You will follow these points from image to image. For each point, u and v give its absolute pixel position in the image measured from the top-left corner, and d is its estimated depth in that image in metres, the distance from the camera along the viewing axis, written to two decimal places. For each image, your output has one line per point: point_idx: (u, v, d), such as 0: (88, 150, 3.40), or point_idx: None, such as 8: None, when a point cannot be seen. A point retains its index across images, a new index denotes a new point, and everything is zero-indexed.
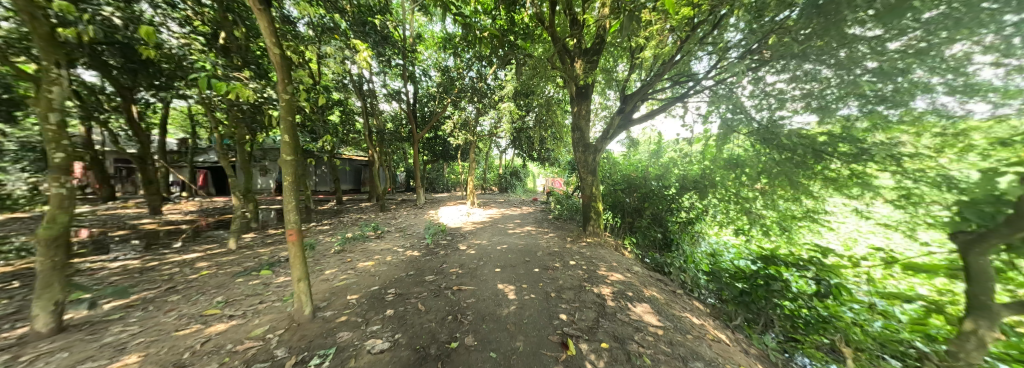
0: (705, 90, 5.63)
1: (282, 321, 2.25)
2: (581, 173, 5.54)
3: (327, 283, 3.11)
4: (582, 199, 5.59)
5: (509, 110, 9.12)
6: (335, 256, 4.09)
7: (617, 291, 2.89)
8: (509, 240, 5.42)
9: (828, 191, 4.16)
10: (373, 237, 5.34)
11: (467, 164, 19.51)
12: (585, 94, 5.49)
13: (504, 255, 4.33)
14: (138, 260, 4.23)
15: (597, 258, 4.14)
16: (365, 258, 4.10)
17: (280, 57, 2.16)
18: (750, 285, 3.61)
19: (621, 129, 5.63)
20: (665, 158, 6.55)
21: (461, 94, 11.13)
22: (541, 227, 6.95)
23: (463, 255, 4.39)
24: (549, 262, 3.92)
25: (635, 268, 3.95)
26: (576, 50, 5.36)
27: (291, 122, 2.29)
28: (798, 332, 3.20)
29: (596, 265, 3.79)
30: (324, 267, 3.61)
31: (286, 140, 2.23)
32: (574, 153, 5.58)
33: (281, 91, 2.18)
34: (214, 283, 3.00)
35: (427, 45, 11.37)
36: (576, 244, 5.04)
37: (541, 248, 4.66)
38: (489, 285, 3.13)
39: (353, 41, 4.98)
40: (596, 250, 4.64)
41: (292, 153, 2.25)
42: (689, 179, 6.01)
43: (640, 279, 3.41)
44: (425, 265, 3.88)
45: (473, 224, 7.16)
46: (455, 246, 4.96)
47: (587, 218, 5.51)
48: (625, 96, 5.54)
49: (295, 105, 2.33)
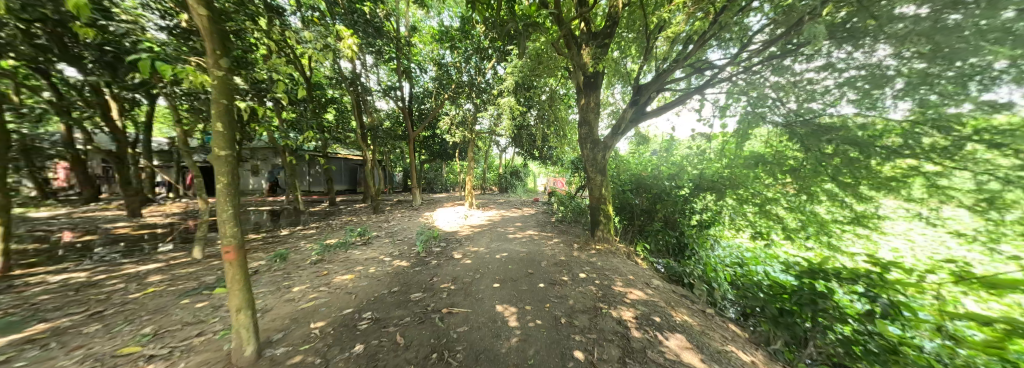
0: (725, 81, 5.14)
1: (212, 366, 1.72)
2: (589, 172, 5.01)
3: (291, 305, 2.59)
4: (590, 201, 5.07)
5: (509, 105, 8.26)
6: (310, 267, 3.57)
7: (641, 315, 2.38)
8: (509, 247, 4.89)
9: (876, 193, 3.62)
10: (359, 243, 4.83)
11: (466, 164, 19.00)
12: (594, 84, 4.93)
13: (503, 266, 3.81)
14: (86, 272, 3.71)
15: (610, 270, 3.62)
16: (344, 270, 3.57)
17: (206, 18, 1.59)
18: (791, 302, 3.05)
19: (633, 123, 5.09)
20: (676, 156, 6.07)
21: (459, 90, 10.59)
22: (543, 231, 6.42)
23: (457, 266, 3.86)
24: (555, 275, 3.40)
25: (656, 282, 3.43)
26: (584, 35, 4.83)
27: (227, 107, 1.74)
28: (852, 359, 2.66)
29: (610, 278, 3.27)
30: (295, 282, 3.10)
31: (220, 131, 1.70)
32: (581, 150, 5.06)
33: (211, 66, 1.64)
34: (154, 305, 2.48)
35: (423, 38, 10.83)
36: (584, 252, 4.49)
37: (545, 258, 4.14)
38: (485, 307, 2.61)
39: (337, 26, 4.48)
40: (607, 260, 4.13)
41: (227, 147, 1.72)
42: (707, 178, 5.47)
43: (663, 297, 2.90)
44: (413, 278, 3.37)
45: (470, 228, 6.63)
46: (449, 254, 4.44)
47: (596, 222, 4.99)
48: (639, 86, 4.97)
49: (231, 85, 1.77)
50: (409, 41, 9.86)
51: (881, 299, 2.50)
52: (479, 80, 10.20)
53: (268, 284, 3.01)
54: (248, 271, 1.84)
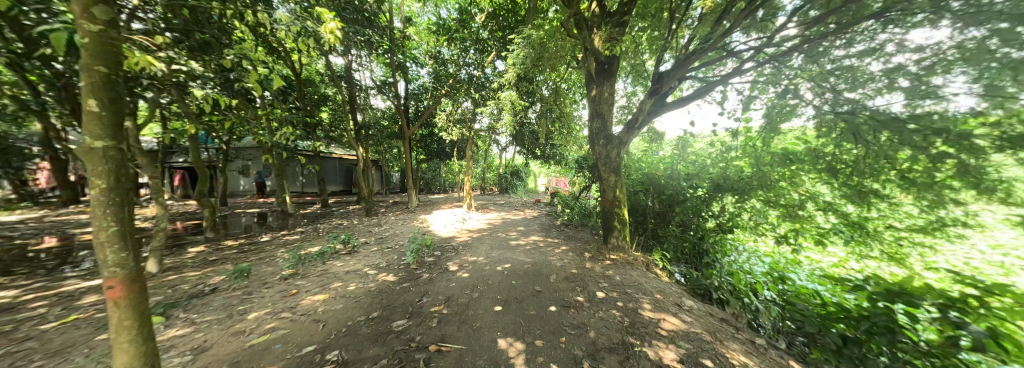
0: (752, 70, 4.60)
1: None
2: (602, 171, 4.48)
3: (236, 341, 2.03)
4: (602, 203, 4.54)
5: (511, 99, 7.54)
6: (277, 285, 3.02)
7: (688, 359, 1.83)
8: (511, 256, 4.34)
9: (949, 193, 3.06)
10: (343, 253, 4.29)
11: (464, 164, 18.43)
12: (607, 71, 4.33)
13: (505, 281, 3.27)
14: (13, 291, 3.15)
15: (633, 287, 3.07)
16: (317, 288, 3.01)
17: None
18: (854, 328, 2.46)
19: (652, 116, 4.52)
20: (692, 153, 5.52)
21: (457, 86, 9.93)
22: (548, 236, 5.90)
23: (452, 281, 3.31)
24: (567, 295, 2.86)
25: (688, 302, 2.89)
26: (597, 17, 4.25)
27: (107, 80, 1.18)
28: None
29: (635, 299, 2.72)
30: (253, 306, 2.53)
31: (96, 113, 1.15)
32: (592, 147, 4.52)
33: (76, 14, 1.09)
34: (55, 345, 1.91)
35: (418, 31, 10.14)
36: (598, 263, 3.94)
37: (554, 270, 3.60)
38: (484, 342, 2.06)
39: (316, 7, 3.94)
40: (624, 273, 3.59)
41: (107, 136, 1.17)
42: (725, 179, 4.94)
43: (704, 326, 2.34)
44: (398, 299, 2.81)
45: (468, 233, 6.04)
46: (443, 266, 3.90)
47: (608, 228, 4.44)
48: (659, 74, 4.34)
49: (110, 48, 1.20)
50: (403, 34, 9.20)
51: (972, 327, 1.95)
52: (479, 75, 9.65)
53: (218, 309, 2.44)
54: (148, 311, 1.29)
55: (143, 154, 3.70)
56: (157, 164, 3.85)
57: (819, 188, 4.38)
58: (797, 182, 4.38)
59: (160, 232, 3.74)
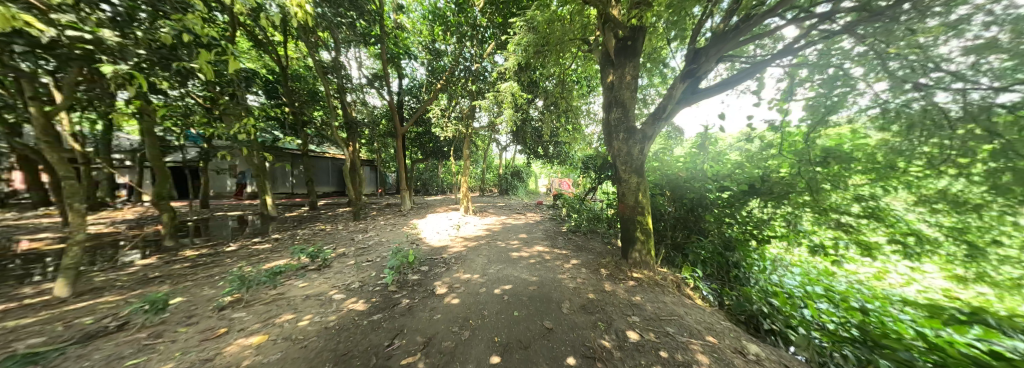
0: (798, 51, 3.88)
1: None
2: (621, 171, 3.77)
3: None
4: (621, 207, 3.82)
5: (511, 90, 6.85)
6: (207, 322, 2.28)
7: None
8: (513, 272, 3.61)
9: None
10: (310, 270, 3.59)
11: (462, 164, 17.68)
12: (630, 49, 3.62)
13: (505, 312, 2.54)
14: None
15: (674, 323, 2.34)
16: (258, 324, 2.28)
17: None
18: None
19: (682, 103, 3.79)
20: (717, 150, 4.78)
21: (454, 80, 9.24)
22: (553, 245, 5.19)
23: (436, 312, 2.57)
24: (588, 336, 2.13)
25: (751, 347, 2.16)
26: None
27: None
28: None
29: (686, 347, 1.98)
30: (149, 360, 1.79)
31: None
32: (610, 141, 3.81)
33: None
34: None
35: (413, 22, 9.50)
36: (619, 284, 3.23)
37: (567, 295, 2.87)
38: None
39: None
40: (654, 298, 2.87)
41: None
42: (763, 180, 4.16)
43: None
44: (361, 342, 2.08)
45: (463, 242, 5.31)
46: (428, 286, 3.19)
47: (628, 238, 3.72)
48: (693, 53, 3.62)
49: None
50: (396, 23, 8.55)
51: None
52: (477, 68, 8.93)
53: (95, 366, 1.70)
54: None
55: (54, 152, 2.94)
56: (70, 161, 3.08)
57: (879, 192, 3.67)
58: (852, 185, 3.67)
59: (76, 246, 3.03)
